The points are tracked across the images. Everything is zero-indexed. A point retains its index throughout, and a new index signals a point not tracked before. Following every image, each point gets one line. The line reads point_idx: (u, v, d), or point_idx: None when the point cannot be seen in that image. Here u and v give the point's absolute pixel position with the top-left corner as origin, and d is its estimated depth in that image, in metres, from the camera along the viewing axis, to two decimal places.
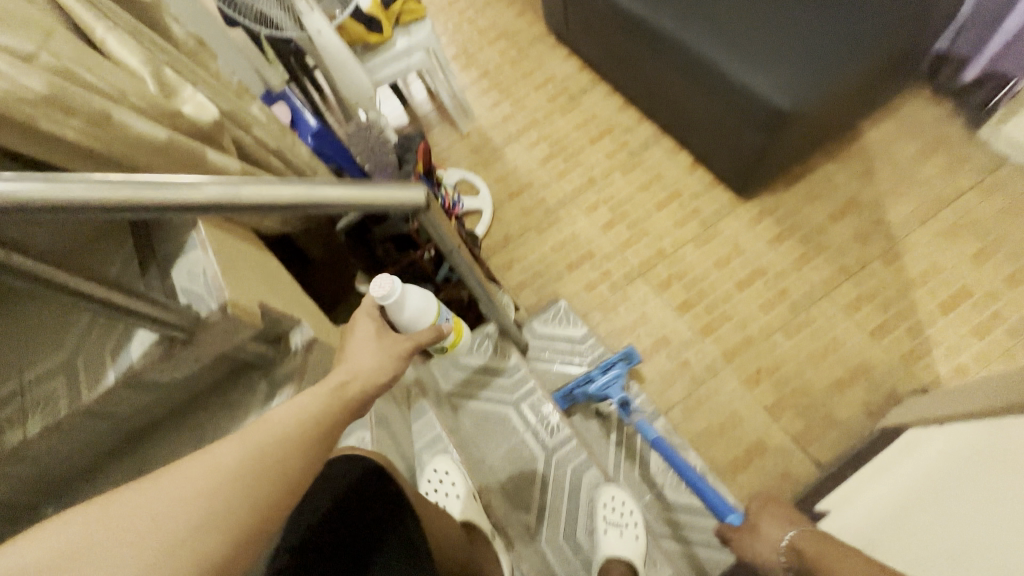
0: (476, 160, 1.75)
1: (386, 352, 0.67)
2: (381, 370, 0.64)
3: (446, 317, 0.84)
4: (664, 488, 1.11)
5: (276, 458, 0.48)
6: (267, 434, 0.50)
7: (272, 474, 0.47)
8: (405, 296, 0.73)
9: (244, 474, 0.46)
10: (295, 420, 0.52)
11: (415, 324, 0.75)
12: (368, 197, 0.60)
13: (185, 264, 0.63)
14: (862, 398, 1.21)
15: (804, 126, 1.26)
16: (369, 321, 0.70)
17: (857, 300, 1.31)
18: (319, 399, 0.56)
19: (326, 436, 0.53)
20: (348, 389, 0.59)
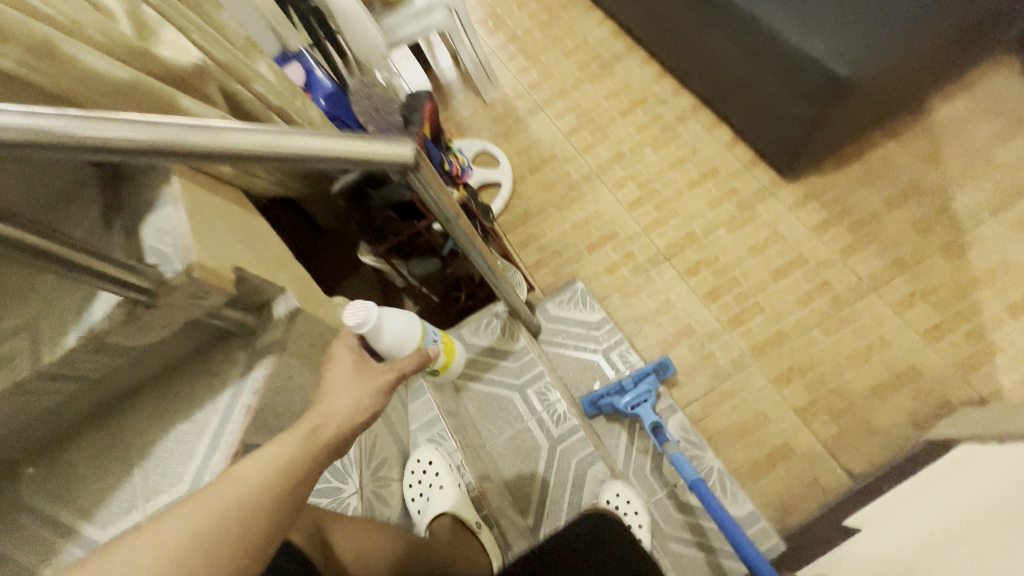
0: (498, 130, 1.66)
1: (366, 383, 0.61)
2: (359, 409, 0.59)
3: (435, 338, 0.79)
4: (681, 490, 1.02)
5: (236, 520, 0.47)
6: (238, 485, 0.48)
7: (231, 537, 0.46)
8: (386, 321, 0.68)
9: (200, 538, 0.45)
10: (262, 478, 0.50)
11: (398, 351, 0.70)
12: (355, 153, 0.54)
13: (155, 221, 0.58)
14: (909, 405, 1.08)
15: (865, 96, 1.11)
16: (347, 352, 0.65)
17: (910, 297, 1.17)
18: (294, 443, 0.53)
19: (294, 491, 0.51)
20: (319, 432, 0.55)
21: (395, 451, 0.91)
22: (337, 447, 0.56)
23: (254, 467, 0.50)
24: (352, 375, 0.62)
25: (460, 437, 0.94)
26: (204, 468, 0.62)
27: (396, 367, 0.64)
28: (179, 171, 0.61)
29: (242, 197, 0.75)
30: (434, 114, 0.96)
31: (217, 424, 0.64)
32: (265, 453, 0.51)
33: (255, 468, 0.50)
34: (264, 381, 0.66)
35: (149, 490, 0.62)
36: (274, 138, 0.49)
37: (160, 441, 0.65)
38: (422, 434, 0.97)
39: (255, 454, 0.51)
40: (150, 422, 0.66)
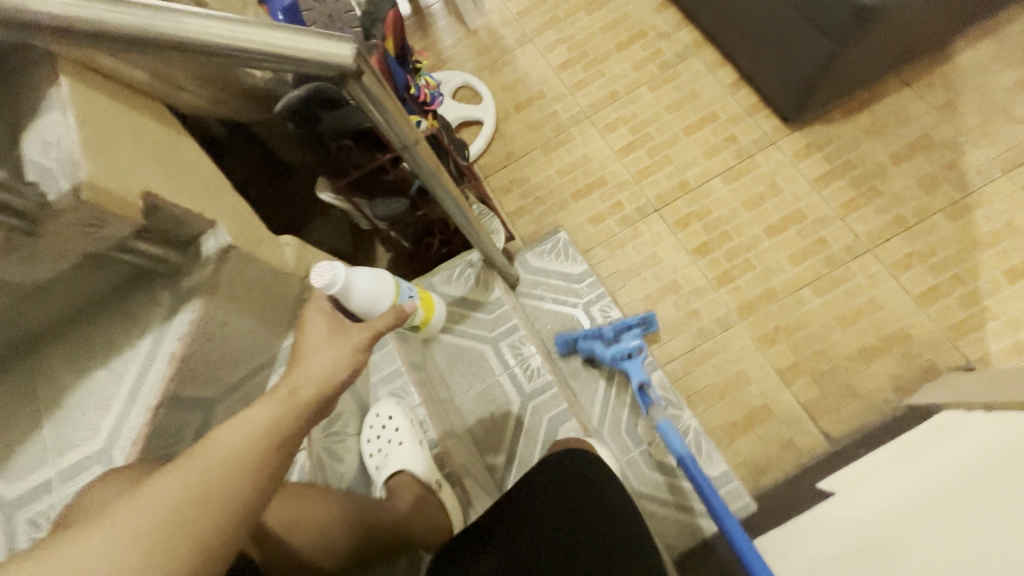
0: (482, 62, 1.50)
1: (341, 343, 0.51)
2: (338, 367, 0.50)
3: (410, 293, 0.71)
4: (656, 449, 0.99)
5: (221, 490, 0.41)
6: (212, 457, 0.42)
7: (213, 507, 0.40)
8: (356, 279, 0.59)
9: (181, 510, 0.39)
10: (242, 446, 0.43)
11: (374, 310, 0.62)
12: (260, 43, 0.43)
13: (37, 130, 0.47)
14: (894, 369, 1.04)
15: (887, 32, 0.99)
16: (321, 319, 0.54)
17: (907, 258, 1.11)
18: (273, 408, 0.46)
19: (281, 453, 0.44)
20: (298, 395, 0.47)
21: (352, 406, 0.87)
22: (320, 409, 0.48)
23: (234, 433, 0.43)
24: (325, 337, 0.52)
25: (424, 392, 0.88)
26: (123, 422, 0.56)
27: (372, 326, 0.54)
28: (67, 69, 0.49)
29: (166, 113, 0.64)
30: (398, 27, 0.83)
31: (137, 374, 0.57)
32: (244, 418, 0.44)
33: (233, 438, 0.43)
34: (192, 326, 0.58)
35: (61, 444, 0.56)
36: (154, 15, 0.39)
37: (70, 391, 0.57)
38: (383, 387, 0.89)
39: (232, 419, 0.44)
40: (56, 370, 0.58)
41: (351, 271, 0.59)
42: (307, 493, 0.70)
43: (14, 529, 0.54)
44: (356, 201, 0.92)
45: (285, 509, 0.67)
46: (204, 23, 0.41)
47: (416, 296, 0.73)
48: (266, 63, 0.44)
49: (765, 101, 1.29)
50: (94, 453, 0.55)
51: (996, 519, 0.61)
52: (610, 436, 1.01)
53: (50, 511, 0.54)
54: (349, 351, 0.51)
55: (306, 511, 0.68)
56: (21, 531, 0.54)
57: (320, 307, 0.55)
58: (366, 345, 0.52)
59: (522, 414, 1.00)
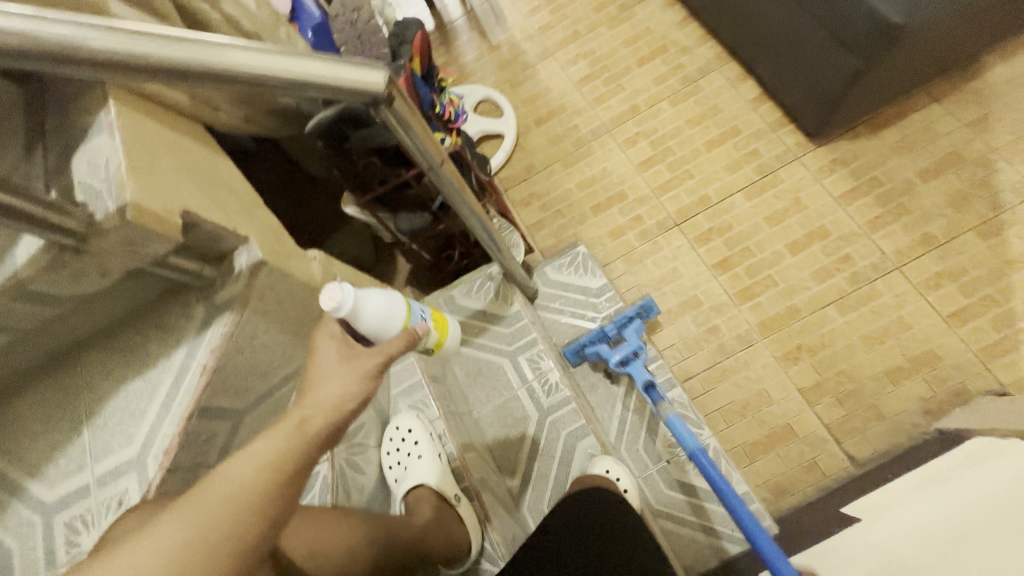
0: (503, 77, 1.52)
1: (352, 370, 0.50)
2: (348, 396, 0.49)
3: (423, 313, 0.64)
4: (673, 468, 0.98)
5: (226, 528, 0.41)
6: (218, 495, 0.42)
7: (220, 545, 0.41)
8: (365, 301, 0.54)
9: (188, 548, 0.40)
10: (247, 481, 0.43)
11: (383, 333, 0.57)
12: (298, 73, 0.45)
13: (88, 153, 0.50)
14: (923, 392, 1.01)
15: (916, 48, 0.98)
16: (332, 343, 0.53)
17: (935, 277, 1.08)
18: (280, 440, 0.45)
19: (286, 487, 0.44)
20: (306, 427, 0.46)
21: (373, 417, 0.86)
22: (330, 440, 0.47)
23: (239, 467, 0.43)
24: (337, 362, 0.51)
25: (442, 404, 0.89)
26: (157, 432, 0.58)
27: (383, 350, 0.52)
28: (116, 95, 0.52)
29: (204, 133, 0.67)
30: (425, 46, 0.85)
31: (170, 385, 0.59)
32: (248, 451, 0.44)
33: (238, 473, 0.43)
34: (223, 339, 0.60)
35: (98, 450, 0.58)
36: (200, 50, 0.41)
37: (108, 399, 0.60)
38: (403, 399, 0.90)
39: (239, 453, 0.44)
40: (96, 378, 0.61)
41: (360, 292, 0.54)
42: (328, 516, 0.68)
43: (52, 531, 0.57)
44: (380, 215, 0.94)
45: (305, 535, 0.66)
46: (248, 55, 0.43)
47: (429, 316, 0.65)
48: (303, 92, 0.46)
49: (789, 116, 1.28)
50: (128, 461, 0.57)
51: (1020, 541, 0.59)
52: (627, 452, 1.00)
53: (86, 515, 0.57)
54: (359, 379, 0.50)
55: (327, 533, 0.67)
56: (58, 534, 0.57)
57: (331, 331, 0.54)
58: (377, 372, 0.50)
59: (539, 429, 1.00)
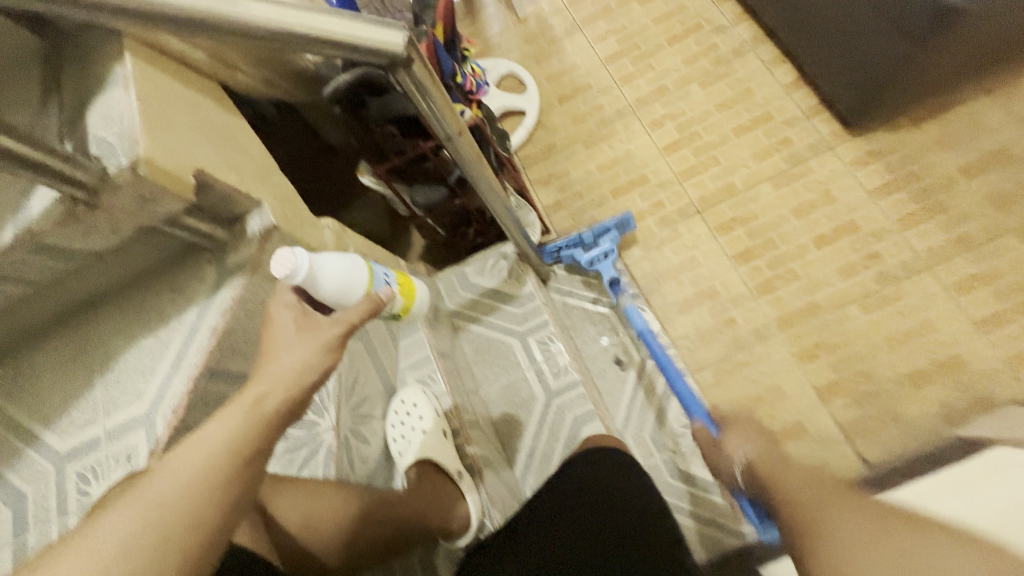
0: (529, 51, 1.48)
1: (310, 342, 0.49)
2: (307, 369, 0.49)
3: (388, 277, 0.62)
4: (678, 458, 0.97)
5: (179, 522, 0.40)
6: (204, 451, 0.43)
7: (175, 540, 0.40)
8: (322, 266, 0.54)
9: (138, 545, 0.39)
10: (202, 469, 0.42)
11: (346, 300, 0.57)
12: (316, 31, 0.43)
13: (102, 105, 0.49)
14: (945, 398, 0.98)
15: (968, 33, 0.91)
16: (287, 312, 0.51)
17: (968, 280, 1.03)
18: (235, 422, 0.44)
19: (245, 470, 0.43)
20: (262, 404, 0.46)
21: (379, 389, 0.85)
22: (289, 414, 0.47)
23: (189, 457, 0.42)
24: (293, 333, 0.50)
25: (450, 381, 0.89)
26: (164, 392, 0.58)
27: (344, 320, 0.51)
28: (134, 46, 0.51)
29: (221, 91, 0.66)
30: (450, 13, 0.81)
31: (180, 346, 0.59)
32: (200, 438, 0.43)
33: (185, 466, 0.42)
34: (233, 303, 0.59)
35: (108, 404, 0.60)
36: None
37: (121, 354, 0.61)
38: (411, 372, 0.90)
39: (194, 438, 0.43)
40: (111, 331, 0.62)
41: (316, 257, 0.53)
42: (319, 487, 0.68)
43: (64, 479, 0.58)
44: (395, 187, 0.93)
45: (294, 504, 0.67)
46: (266, 9, 0.41)
47: (394, 280, 0.64)
48: (321, 53, 0.44)
49: (826, 104, 1.22)
50: (136, 417, 0.58)
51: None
52: (632, 439, 1.00)
53: (95, 466, 0.58)
54: (318, 352, 0.49)
55: (318, 505, 0.68)
56: (69, 483, 0.58)
57: (286, 301, 0.53)
58: (339, 343, 0.51)
59: (545, 411, 0.99)
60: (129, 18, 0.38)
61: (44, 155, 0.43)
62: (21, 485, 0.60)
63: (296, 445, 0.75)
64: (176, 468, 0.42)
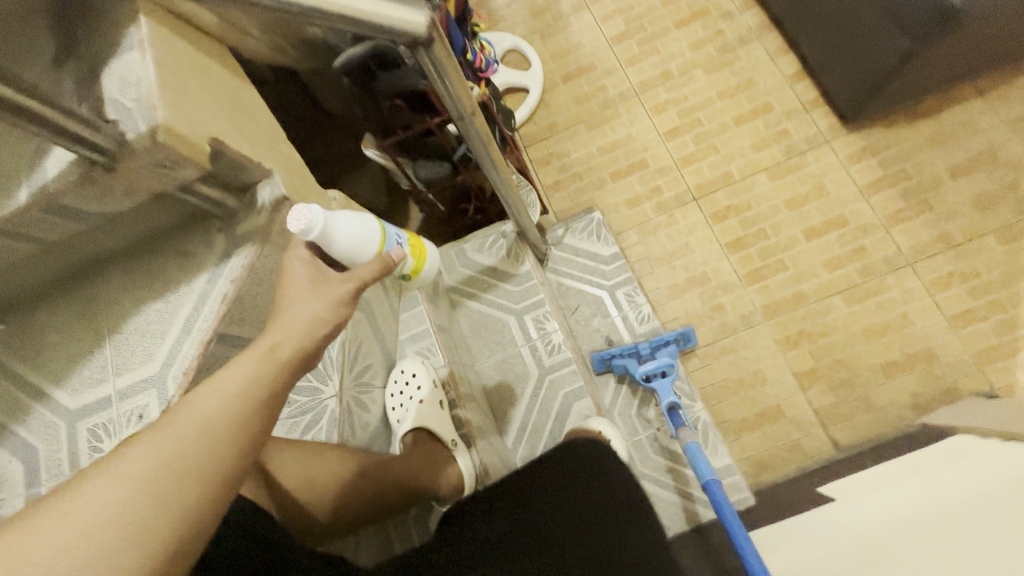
0: (534, 26, 1.46)
1: (322, 296, 0.51)
2: (318, 322, 0.50)
3: (399, 238, 0.63)
4: (661, 436, 1.02)
5: (199, 459, 0.40)
6: (219, 396, 0.43)
7: (194, 478, 0.40)
8: (336, 225, 0.54)
9: (157, 481, 0.39)
10: (221, 409, 0.43)
11: (358, 258, 0.57)
12: (340, 8, 0.43)
13: (117, 68, 0.49)
14: (914, 387, 1.04)
15: (969, 38, 0.93)
16: (302, 267, 0.53)
17: (946, 277, 1.08)
18: (248, 366, 0.45)
19: (264, 410, 0.44)
20: (275, 352, 0.47)
21: (379, 358, 0.87)
22: (300, 364, 0.48)
23: (207, 397, 0.43)
24: (307, 287, 0.51)
25: (448, 354, 0.91)
26: (175, 353, 0.60)
27: (356, 277, 0.52)
28: (147, 8, 0.51)
29: (231, 58, 0.65)
30: None
31: (191, 309, 0.61)
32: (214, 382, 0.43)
33: (203, 405, 0.42)
34: (244, 270, 0.61)
35: (119, 364, 0.61)
36: None
37: (131, 316, 0.62)
38: (410, 345, 0.92)
39: (210, 382, 0.44)
40: (120, 294, 0.63)
41: (330, 215, 0.53)
42: (321, 449, 0.72)
43: (76, 435, 0.60)
44: (400, 160, 0.93)
45: (296, 466, 0.70)
46: None
47: (406, 242, 0.64)
48: (345, 30, 0.44)
49: (826, 98, 1.23)
50: (148, 378, 0.60)
51: (1007, 541, 0.60)
52: (617, 417, 1.04)
53: (108, 424, 0.60)
54: (331, 306, 0.51)
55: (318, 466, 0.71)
56: (81, 438, 0.60)
57: (301, 256, 0.54)
58: (349, 300, 0.52)
59: (538, 386, 1.03)
60: None
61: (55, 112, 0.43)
62: (29, 440, 0.61)
63: (301, 410, 0.77)
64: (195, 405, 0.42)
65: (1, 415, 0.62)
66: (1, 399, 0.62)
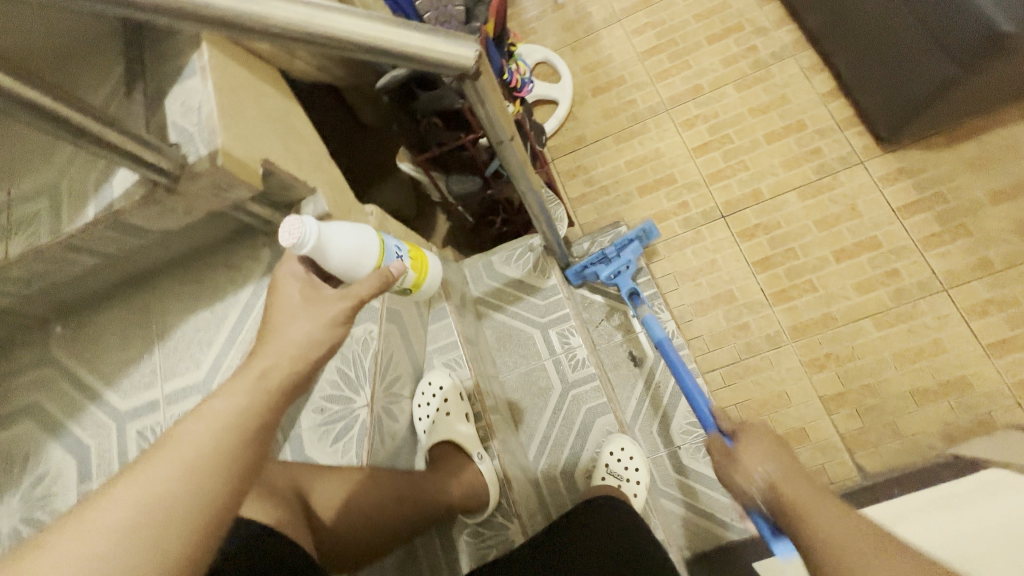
0: (566, 39, 1.47)
1: (317, 315, 0.47)
2: (314, 343, 0.46)
3: (398, 251, 0.59)
4: (683, 454, 1.02)
5: (184, 501, 0.36)
6: (211, 426, 0.39)
7: (178, 525, 0.36)
8: (332, 239, 0.50)
9: (140, 527, 0.35)
10: (206, 443, 0.39)
11: (353, 273, 0.53)
12: (395, 46, 0.45)
13: (181, 94, 0.52)
14: (947, 417, 1.01)
15: (1016, 62, 0.90)
16: (295, 284, 0.49)
17: (983, 304, 1.05)
18: (240, 395, 0.41)
19: (254, 439, 0.40)
20: (267, 377, 0.43)
21: (408, 369, 0.89)
22: (295, 388, 0.45)
23: (194, 432, 0.39)
24: (300, 305, 0.48)
25: (475, 366, 0.93)
26: (220, 361, 0.63)
27: (353, 294, 0.49)
28: (210, 37, 0.54)
29: (279, 79, 0.68)
30: (501, 10, 0.83)
31: (237, 320, 0.64)
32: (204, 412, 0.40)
33: (185, 442, 0.38)
34: None
35: (168, 370, 0.64)
36: (310, 15, 0.41)
37: (181, 324, 0.66)
38: (437, 356, 0.95)
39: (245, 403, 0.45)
40: (173, 303, 0.67)
41: (325, 228, 0.50)
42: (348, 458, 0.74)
43: (124, 436, 0.63)
44: (433, 175, 0.95)
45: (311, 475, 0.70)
46: (350, 22, 0.43)
47: (406, 254, 0.60)
48: (398, 66, 0.46)
49: (861, 116, 1.22)
50: (193, 383, 0.63)
51: None
52: (640, 433, 1.04)
53: (154, 427, 0.62)
54: (326, 326, 0.47)
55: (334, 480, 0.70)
56: (130, 439, 0.63)
57: (295, 272, 0.50)
58: (345, 319, 0.48)
59: (561, 399, 1.04)
60: (224, 28, 0.39)
61: (126, 138, 0.46)
62: (81, 439, 0.65)
63: (332, 419, 0.75)
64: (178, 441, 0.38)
65: (58, 413, 0.66)
66: (58, 398, 0.66)
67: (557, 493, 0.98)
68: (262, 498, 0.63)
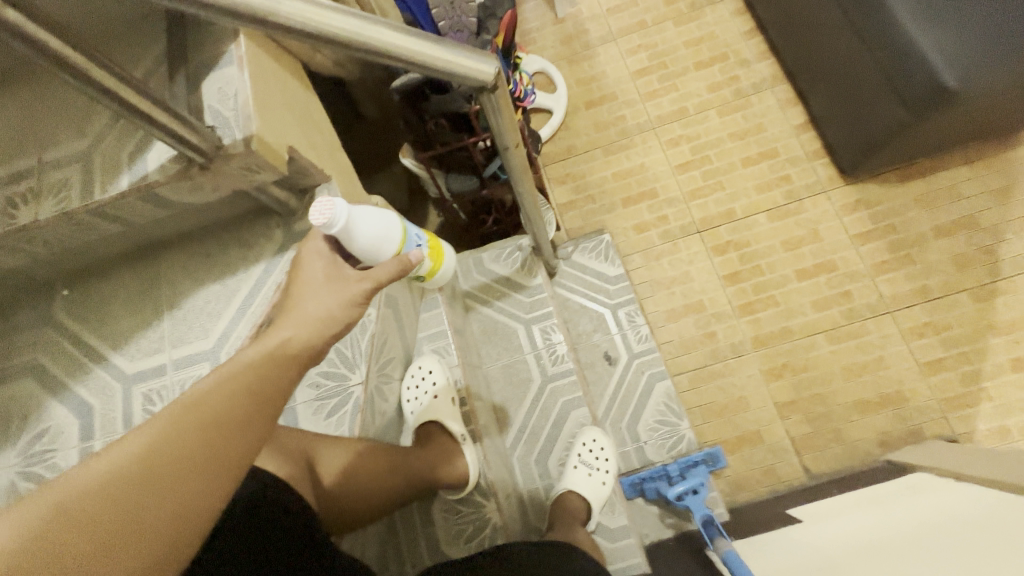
0: (563, 52, 1.55)
1: (338, 294, 0.51)
2: (331, 320, 0.50)
3: (420, 240, 0.64)
4: (646, 450, 1.13)
5: (200, 454, 0.39)
6: (235, 389, 0.42)
7: (193, 475, 0.38)
8: (359, 223, 0.54)
9: (159, 471, 0.37)
10: (227, 407, 0.41)
11: (376, 257, 0.57)
12: (426, 58, 0.50)
13: (218, 80, 0.57)
14: (883, 427, 1.12)
15: (961, 112, 1.01)
16: (318, 262, 0.54)
17: (921, 327, 1.17)
18: (263, 365, 0.45)
19: (269, 410, 0.43)
20: (286, 349, 0.47)
21: (399, 354, 0.94)
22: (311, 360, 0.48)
23: (219, 391, 0.42)
24: (322, 282, 0.52)
25: (462, 355, 0.99)
26: (229, 332, 0.66)
27: (373, 278, 0.53)
28: (246, 29, 0.59)
29: (300, 72, 0.73)
30: (511, 25, 0.89)
31: (248, 293, 0.68)
32: (232, 375, 0.43)
33: (178, 416, 0.40)
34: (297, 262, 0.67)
35: (177, 337, 0.68)
36: (355, 25, 0.46)
37: (191, 294, 0.69)
38: (427, 343, 1.00)
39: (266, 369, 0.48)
40: (183, 273, 0.70)
41: (354, 212, 0.53)
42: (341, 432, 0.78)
43: (129, 398, 0.66)
44: (433, 172, 1.01)
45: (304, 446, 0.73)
46: (388, 34, 0.48)
47: (425, 243, 0.65)
48: (426, 75, 0.52)
49: (828, 150, 1.33)
50: (202, 351, 0.66)
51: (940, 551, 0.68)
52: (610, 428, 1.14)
53: (161, 390, 0.66)
54: (343, 305, 0.51)
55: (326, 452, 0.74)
56: (135, 401, 0.66)
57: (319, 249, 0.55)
58: (362, 303, 0.52)
59: (540, 392, 1.10)
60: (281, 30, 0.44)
61: (169, 117, 0.50)
62: (82, 399, 0.67)
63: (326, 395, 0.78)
64: (174, 410, 0.39)
65: (59, 372, 0.68)
66: (61, 359, 0.69)
67: (530, 478, 1.05)
68: (262, 461, 0.68)
